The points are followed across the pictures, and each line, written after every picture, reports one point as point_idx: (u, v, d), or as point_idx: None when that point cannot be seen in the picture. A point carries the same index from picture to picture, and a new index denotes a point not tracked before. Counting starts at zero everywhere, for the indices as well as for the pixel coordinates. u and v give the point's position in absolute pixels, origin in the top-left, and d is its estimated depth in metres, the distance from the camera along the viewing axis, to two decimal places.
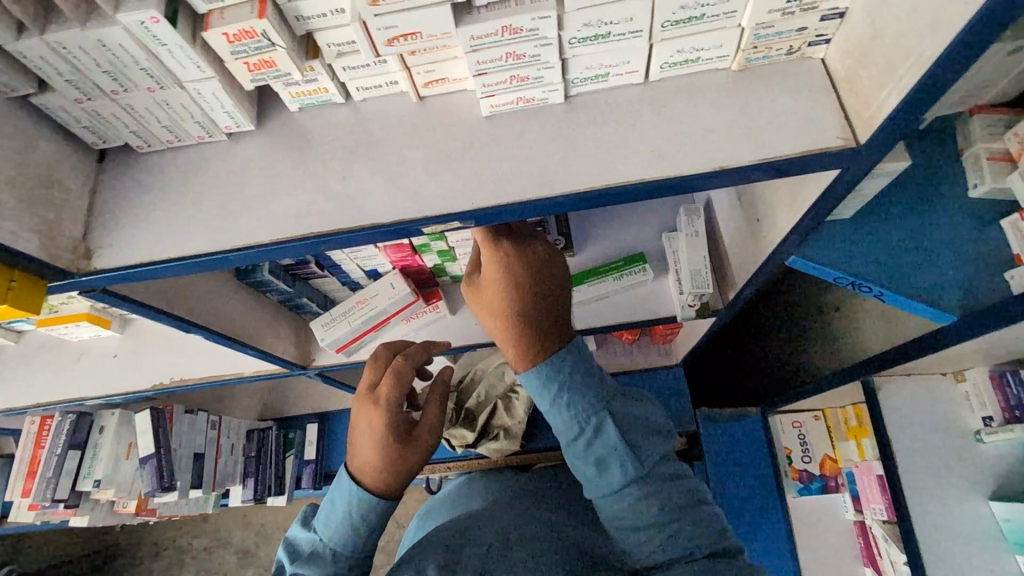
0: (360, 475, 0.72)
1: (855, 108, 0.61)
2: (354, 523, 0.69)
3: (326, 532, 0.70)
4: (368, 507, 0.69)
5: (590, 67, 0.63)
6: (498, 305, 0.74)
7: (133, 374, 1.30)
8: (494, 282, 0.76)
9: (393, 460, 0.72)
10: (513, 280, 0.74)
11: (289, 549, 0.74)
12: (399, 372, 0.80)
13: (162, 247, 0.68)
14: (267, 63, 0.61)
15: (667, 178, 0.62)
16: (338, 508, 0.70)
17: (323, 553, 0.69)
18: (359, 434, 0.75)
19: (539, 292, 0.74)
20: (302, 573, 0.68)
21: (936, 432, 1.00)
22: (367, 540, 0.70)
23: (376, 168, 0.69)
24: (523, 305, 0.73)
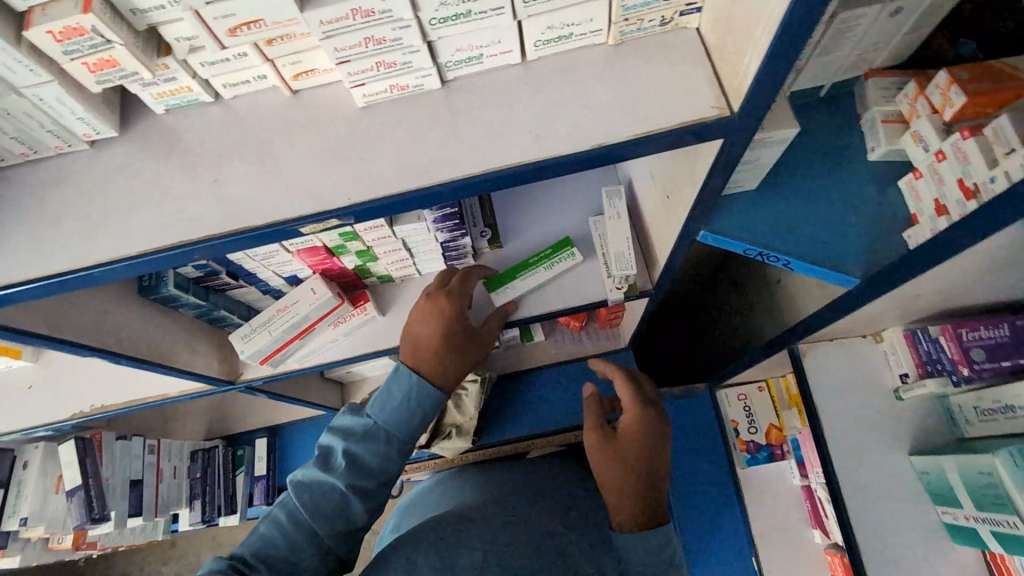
0: (416, 354, 0.88)
1: (727, 76, 0.60)
2: (412, 410, 0.83)
3: (382, 413, 0.83)
4: (428, 395, 0.85)
5: (460, 50, 0.61)
6: (622, 460, 0.87)
7: (51, 403, 1.23)
8: (625, 429, 0.91)
9: (458, 354, 0.89)
10: (641, 432, 0.90)
11: (336, 429, 0.85)
12: (470, 282, 0.98)
13: (21, 267, 0.63)
14: (108, 62, 0.57)
15: (546, 159, 0.61)
16: (396, 395, 0.84)
17: (376, 434, 0.82)
18: (429, 322, 0.90)
19: (654, 437, 0.90)
20: (356, 452, 0.80)
21: (857, 392, 1.03)
22: (420, 427, 0.84)
23: (251, 168, 0.66)
24: (642, 461, 0.87)
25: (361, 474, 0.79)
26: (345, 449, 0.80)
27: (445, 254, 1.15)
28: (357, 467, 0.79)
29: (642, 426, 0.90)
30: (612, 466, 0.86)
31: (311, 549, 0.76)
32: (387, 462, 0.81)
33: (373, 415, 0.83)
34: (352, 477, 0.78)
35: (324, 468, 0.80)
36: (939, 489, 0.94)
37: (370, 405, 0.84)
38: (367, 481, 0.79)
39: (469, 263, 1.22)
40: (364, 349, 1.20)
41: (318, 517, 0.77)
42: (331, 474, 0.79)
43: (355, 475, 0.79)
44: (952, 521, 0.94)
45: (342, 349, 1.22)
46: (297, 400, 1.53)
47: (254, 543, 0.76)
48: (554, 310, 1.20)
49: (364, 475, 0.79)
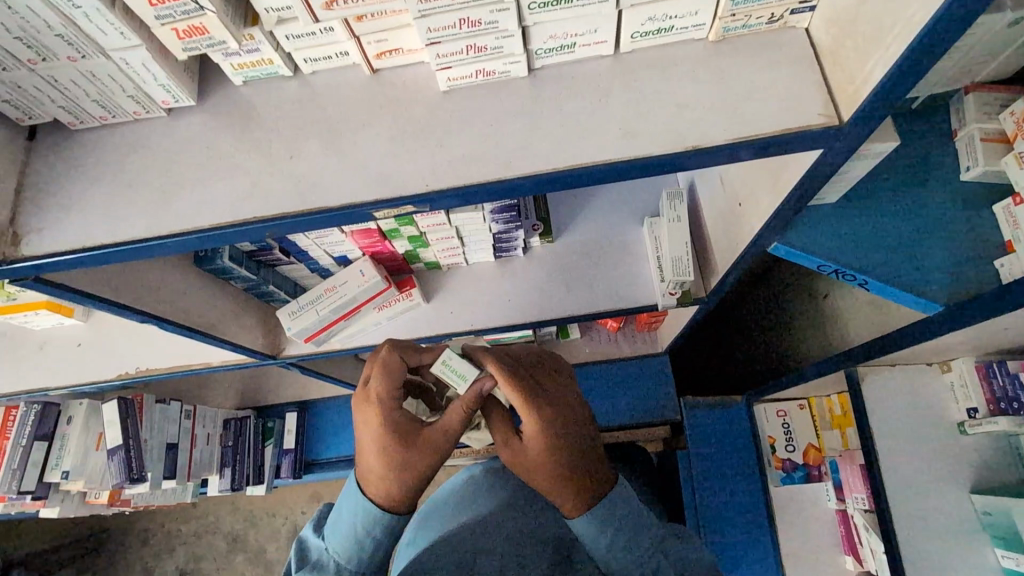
0: (367, 485, 0.72)
1: (839, 82, 0.56)
2: (359, 538, 0.70)
3: (331, 542, 0.72)
4: (369, 520, 0.70)
5: (553, 37, 0.58)
6: (540, 466, 0.73)
7: (98, 363, 1.25)
8: (529, 437, 0.74)
9: (403, 473, 0.71)
10: (543, 438, 0.73)
11: (294, 553, 0.77)
12: (398, 374, 0.77)
13: (94, 232, 0.63)
14: (198, 30, 0.56)
15: (635, 159, 0.58)
16: (342, 523, 0.72)
17: (327, 565, 0.72)
18: (363, 438, 0.74)
19: (562, 429, 0.75)
20: None
21: (916, 423, 0.98)
22: (375, 557, 0.72)
23: (326, 147, 0.64)
24: (560, 453, 0.73)
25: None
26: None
27: (496, 245, 1.14)
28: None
29: (542, 426, 0.74)
30: (534, 477, 0.74)
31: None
32: None
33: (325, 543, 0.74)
34: None
35: None
36: (1002, 532, 0.90)
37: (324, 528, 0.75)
38: None
39: (519, 256, 1.19)
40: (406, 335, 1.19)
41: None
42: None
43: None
44: (1013, 567, 0.89)
45: (385, 332, 1.22)
46: (332, 377, 1.54)
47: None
48: (599, 311, 1.15)
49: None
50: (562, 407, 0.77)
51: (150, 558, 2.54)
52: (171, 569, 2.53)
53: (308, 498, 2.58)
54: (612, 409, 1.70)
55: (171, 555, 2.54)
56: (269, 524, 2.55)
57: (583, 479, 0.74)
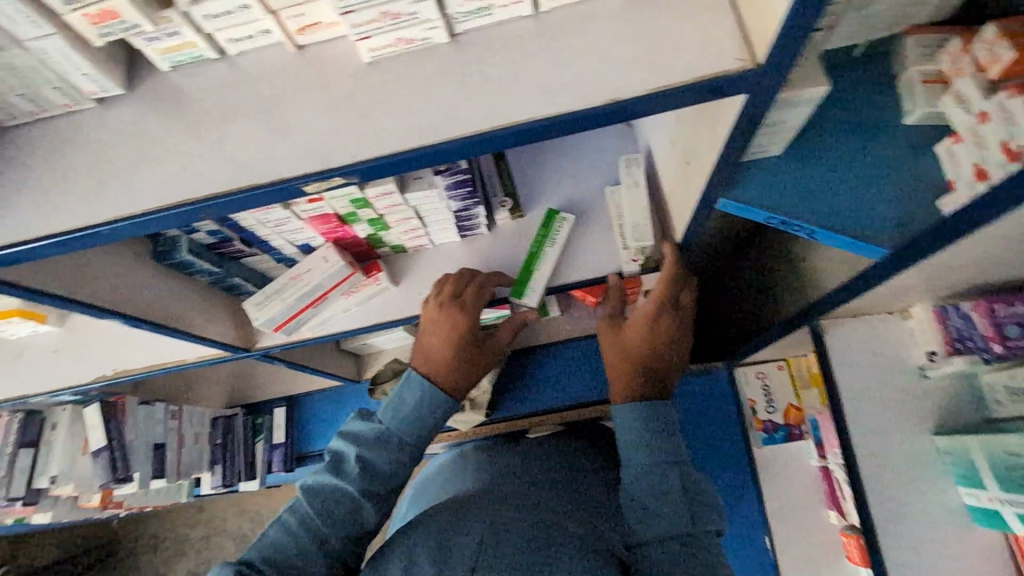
0: (425, 364, 1.00)
1: (752, 25, 0.56)
2: (424, 416, 0.91)
3: (396, 421, 0.90)
4: (438, 403, 0.94)
5: (468, 0, 0.59)
6: (627, 350, 1.04)
7: (76, 366, 1.26)
8: (641, 331, 1.03)
9: (463, 363, 1.01)
10: (643, 335, 1.03)
11: (345, 437, 0.91)
12: (483, 295, 1.07)
13: (32, 225, 0.64)
14: (110, 14, 0.56)
15: (556, 116, 0.58)
16: (409, 402, 0.92)
17: (390, 440, 0.89)
18: (441, 332, 1.03)
19: (676, 334, 1.04)
20: (370, 456, 0.87)
21: (883, 372, 0.99)
22: (431, 435, 0.92)
23: (256, 126, 0.64)
24: (641, 352, 1.02)
25: (374, 479, 0.86)
26: (360, 452, 0.87)
27: (458, 224, 1.14)
28: (372, 471, 0.86)
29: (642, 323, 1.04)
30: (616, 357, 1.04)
31: (319, 554, 0.80)
32: (398, 467, 0.88)
33: (384, 421, 0.91)
34: (366, 482, 0.85)
35: (336, 473, 0.86)
36: (963, 470, 0.90)
37: (381, 412, 0.92)
38: (379, 486, 0.85)
39: (483, 234, 1.20)
40: (377, 319, 1.20)
41: (331, 520, 0.82)
42: (344, 479, 0.85)
43: (370, 479, 0.85)
44: (975, 503, 0.90)
45: (355, 319, 1.22)
46: (315, 369, 1.55)
47: (263, 549, 0.80)
48: (566, 282, 1.15)
49: (377, 478, 0.86)
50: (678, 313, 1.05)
51: (161, 564, 2.58)
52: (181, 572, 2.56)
53: None
54: (598, 383, 1.71)
55: (181, 559, 2.58)
56: None
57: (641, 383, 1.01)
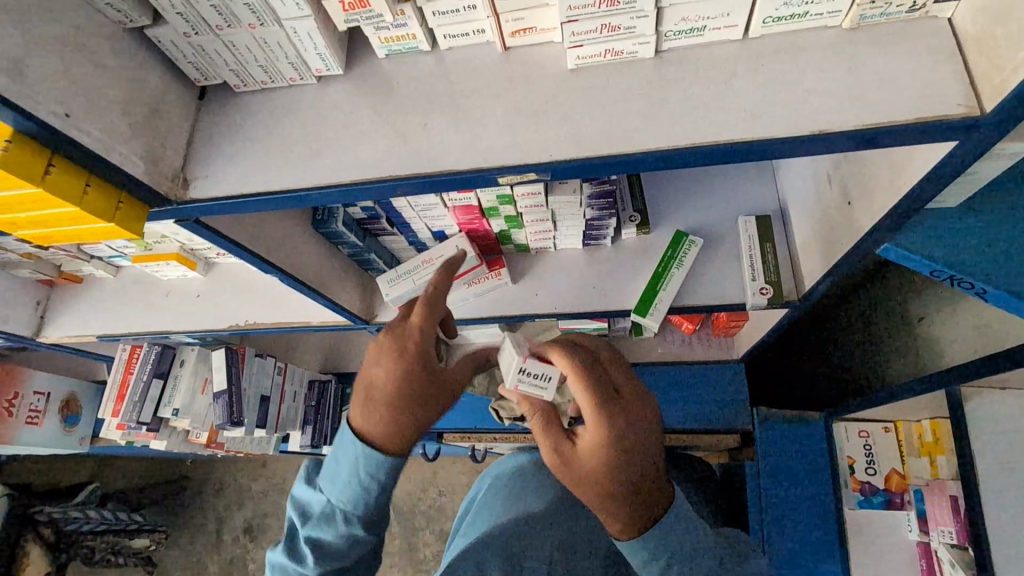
0: (366, 398, 0.76)
1: (983, 72, 0.55)
2: (363, 484, 0.74)
3: (335, 495, 0.75)
4: (375, 468, 0.74)
5: (686, 19, 0.61)
6: (600, 480, 0.72)
7: (214, 314, 1.39)
8: (591, 453, 0.73)
9: (416, 403, 0.75)
10: (603, 462, 0.72)
11: (299, 507, 0.82)
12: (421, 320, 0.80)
13: (250, 181, 0.71)
14: (360, 3, 0.62)
15: (758, 140, 0.59)
16: (341, 475, 0.75)
17: (336, 514, 0.77)
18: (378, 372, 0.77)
19: (644, 436, 0.75)
20: (319, 535, 0.76)
21: (1017, 452, 0.94)
22: (376, 499, 0.75)
23: (456, 117, 0.69)
24: (614, 484, 0.72)
25: (332, 557, 0.77)
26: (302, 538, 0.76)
27: (586, 232, 1.16)
28: (325, 553, 0.76)
29: (603, 429, 0.73)
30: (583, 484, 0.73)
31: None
32: (353, 535, 0.76)
33: (326, 492, 0.77)
34: (322, 560, 0.76)
35: (293, 554, 0.78)
36: None
37: (322, 480, 0.78)
38: (341, 556, 0.77)
39: (606, 246, 1.22)
40: (491, 312, 1.24)
41: None
42: (300, 557, 0.77)
43: (325, 563, 0.76)
44: None
45: (469, 308, 1.27)
46: None
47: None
48: (685, 304, 1.15)
49: (333, 556, 0.77)
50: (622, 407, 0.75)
51: (223, 509, 2.76)
52: (241, 520, 2.73)
53: None
54: (682, 412, 1.68)
55: (241, 508, 2.75)
56: None
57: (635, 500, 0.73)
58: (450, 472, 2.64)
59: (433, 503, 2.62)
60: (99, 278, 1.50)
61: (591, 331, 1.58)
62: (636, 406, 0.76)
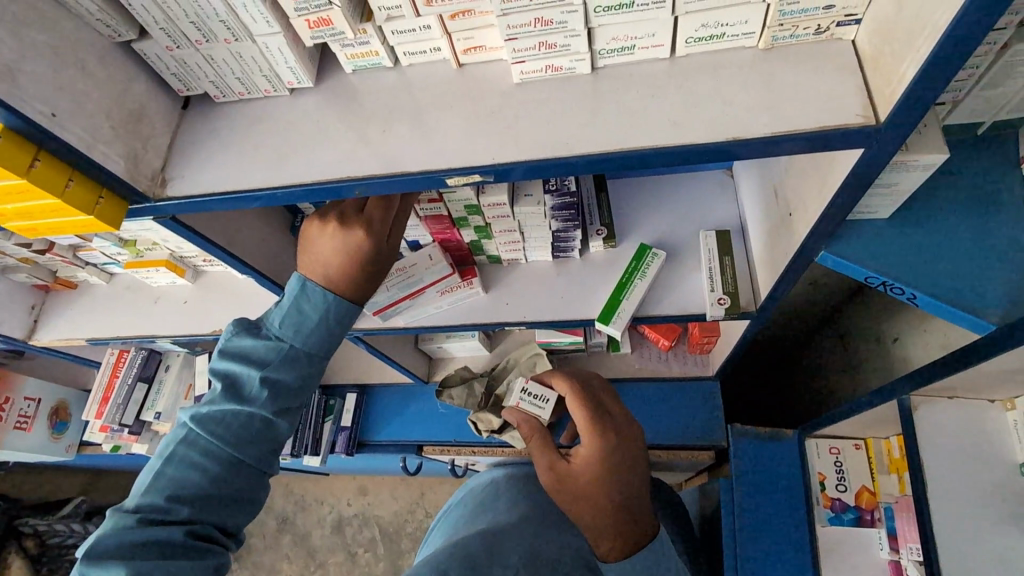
0: (320, 278, 0.80)
1: (878, 87, 0.61)
2: (329, 327, 0.79)
3: (300, 337, 0.78)
4: (343, 315, 0.80)
5: (616, 39, 0.67)
6: (590, 490, 0.98)
7: (199, 319, 1.44)
8: (583, 465, 1.01)
9: (368, 274, 0.81)
10: (591, 472, 1.00)
11: (235, 359, 0.77)
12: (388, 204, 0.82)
13: (223, 181, 0.77)
14: (324, 21, 0.69)
15: (680, 146, 0.65)
16: (311, 316, 0.78)
17: (295, 357, 0.78)
18: (333, 251, 0.79)
19: (628, 463, 1.03)
20: (274, 377, 0.76)
21: (963, 459, 0.97)
22: (335, 339, 0.81)
23: (412, 125, 0.76)
24: (597, 492, 0.98)
25: (284, 398, 0.77)
26: (260, 377, 0.75)
27: (554, 244, 1.21)
28: (279, 391, 0.76)
29: (597, 447, 1.02)
30: (576, 495, 0.98)
31: (233, 478, 0.74)
32: (306, 379, 0.79)
33: (283, 337, 0.78)
34: (275, 403, 0.76)
35: (238, 397, 0.75)
36: None
37: (275, 325, 0.78)
38: (291, 401, 0.78)
39: (575, 258, 1.27)
40: (464, 320, 1.28)
41: (239, 444, 0.74)
42: (246, 401, 0.75)
43: (279, 400, 0.76)
44: None
45: (443, 316, 1.31)
46: (392, 360, 1.66)
47: (168, 487, 0.70)
48: (649, 314, 1.19)
49: (286, 397, 0.77)
50: (616, 434, 1.05)
51: None
52: None
53: (355, 491, 2.73)
54: (659, 428, 1.70)
55: None
56: (316, 511, 2.72)
57: (618, 517, 0.95)
58: (436, 492, 2.64)
59: (419, 524, 2.61)
60: (92, 285, 1.55)
61: (567, 345, 1.62)
62: (625, 437, 1.06)
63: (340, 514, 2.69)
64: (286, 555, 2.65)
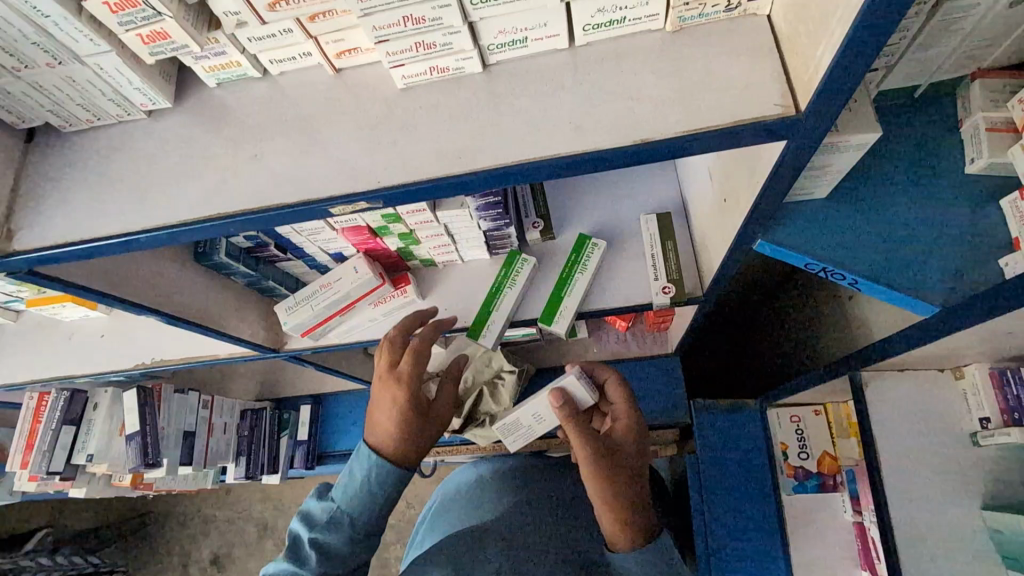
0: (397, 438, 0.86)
1: (796, 70, 0.54)
2: (372, 492, 0.83)
3: (348, 501, 0.83)
4: (387, 474, 0.84)
5: (504, 32, 0.58)
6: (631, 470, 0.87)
7: (119, 353, 1.33)
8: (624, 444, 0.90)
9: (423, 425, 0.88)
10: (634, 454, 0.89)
11: (300, 519, 0.86)
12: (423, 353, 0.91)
13: (77, 228, 0.67)
14: (161, 35, 0.58)
15: (584, 154, 0.57)
16: (357, 479, 0.84)
17: (342, 521, 0.83)
18: (384, 415, 0.87)
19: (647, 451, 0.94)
20: (323, 541, 0.82)
21: (914, 434, 0.95)
22: (382, 504, 0.84)
23: (290, 145, 0.66)
24: (637, 476, 0.87)
25: (332, 563, 0.82)
26: (309, 541, 0.81)
27: (488, 242, 1.13)
28: (329, 556, 0.82)
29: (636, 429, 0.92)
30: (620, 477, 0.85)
31: None
32: (352, 542, 0.83)
33: (335, 501, 0.85)
34: (321, 567, 0.80)
35: (292, 559, 0.82)
36: (1013, 552, 0.87)
37: (334, 488, 0.86)
38: (336, 566, 0.82)
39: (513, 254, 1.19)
40: None
41: None
42: (298, 565, 0.81)
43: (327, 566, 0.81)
44: None
45: (380, 328, 1.23)
46: (340, 371, 1.57)
47: None
48: (592, 307, 1.13)
49: (332, 563, 0.82)
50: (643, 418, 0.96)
51: (187, 541, 2.69)
52: (205, 552, 2.66)
53: None
54: None
55: (206, 540, 2.68)
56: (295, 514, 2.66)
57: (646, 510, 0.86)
58: (415, 483, 2.60)
59: (401, 516, 2.58)
60: None
61: (521, 336, 1.56)
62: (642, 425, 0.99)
63: None
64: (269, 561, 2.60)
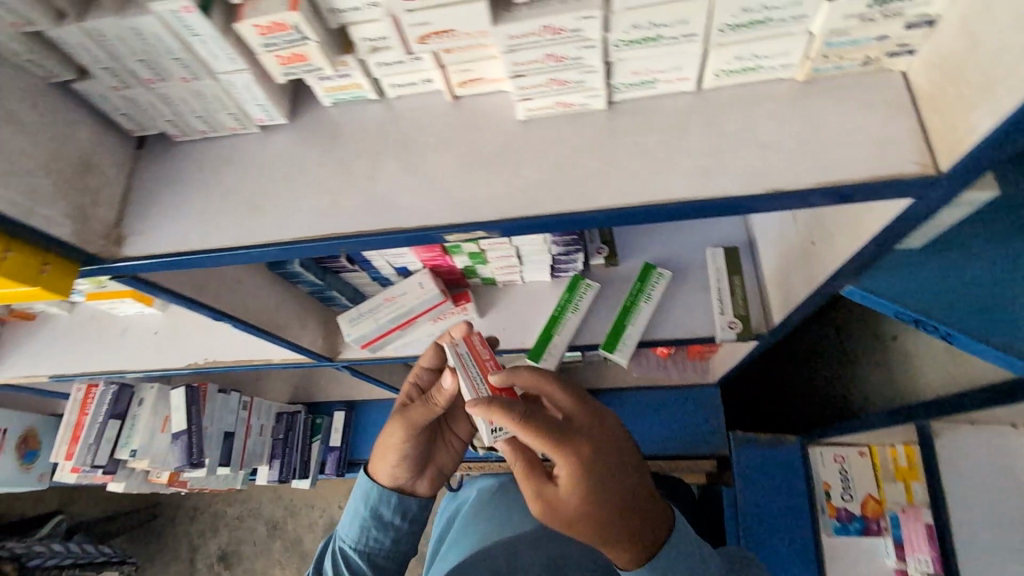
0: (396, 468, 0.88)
1: (938, 130, 0.53)
2: (369, 518, 0.88)
3: (353, 530, 0.89)
4: (384, 499, 0.88)
5: (636, 73, 0.59)
6: (590, 521, 0.63)
7: (171, 351, 1.34)
8: (567, 488, 0.65)
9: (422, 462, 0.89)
10: (590, 494, 0.63)
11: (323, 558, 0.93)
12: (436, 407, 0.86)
13: (187, 238, 0.67)
14: (299, 57, 0.59)
15: (712, 199, 0.57)
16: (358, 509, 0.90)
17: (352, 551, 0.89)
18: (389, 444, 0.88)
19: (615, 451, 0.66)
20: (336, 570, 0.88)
21: (984, 489, 0.94)
22: (382, 528, 0.88)
23: (404, 169, 0.66)
24: (603, 517, 0.63)
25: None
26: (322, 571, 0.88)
27: (553, 266, 1.13)
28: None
29: (574, 465, 0.64)
30: (578, 533, 0.64)
31: None
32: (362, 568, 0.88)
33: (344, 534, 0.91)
34: None
35: None
36: None
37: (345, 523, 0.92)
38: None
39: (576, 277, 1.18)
40: None
41: None
42: None
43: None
44: None
45: None
46: (381, 381, 1.57)
47: None
48: (654, 337, 1.13)
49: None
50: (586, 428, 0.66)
51: (197, 535, 2.68)
52: (214, 547, 2.65)
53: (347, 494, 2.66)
54: (659, 436, 1.66)
55: (215, 535, 2.67)
56: (308, 515, 2.65)
57: (632, 534, 0.65)
58: None
59: None
60: (53, 315, 1.43)
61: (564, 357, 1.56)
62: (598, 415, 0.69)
63: (331, 517, 2.61)
64: (277, 561, 2.59)
